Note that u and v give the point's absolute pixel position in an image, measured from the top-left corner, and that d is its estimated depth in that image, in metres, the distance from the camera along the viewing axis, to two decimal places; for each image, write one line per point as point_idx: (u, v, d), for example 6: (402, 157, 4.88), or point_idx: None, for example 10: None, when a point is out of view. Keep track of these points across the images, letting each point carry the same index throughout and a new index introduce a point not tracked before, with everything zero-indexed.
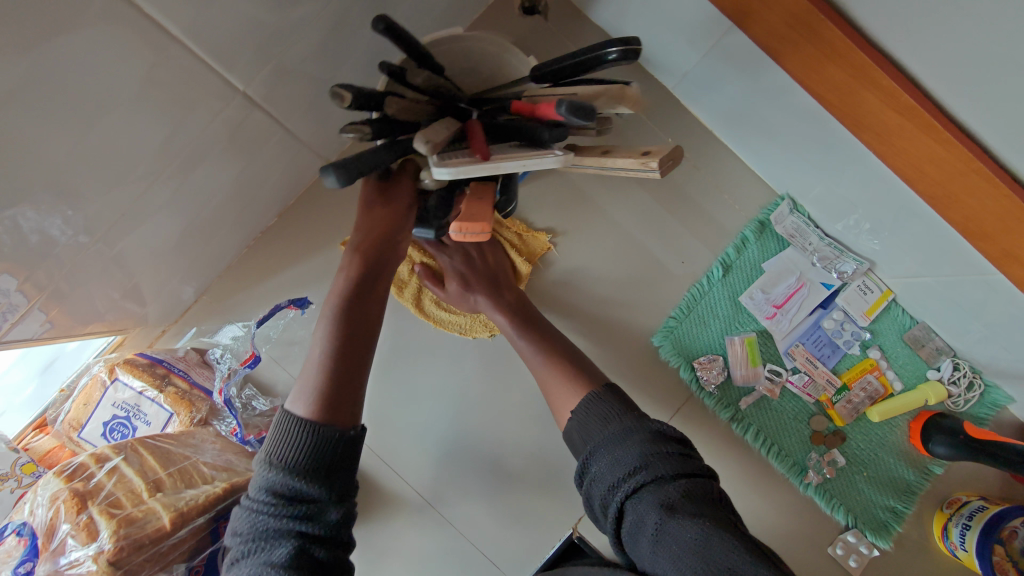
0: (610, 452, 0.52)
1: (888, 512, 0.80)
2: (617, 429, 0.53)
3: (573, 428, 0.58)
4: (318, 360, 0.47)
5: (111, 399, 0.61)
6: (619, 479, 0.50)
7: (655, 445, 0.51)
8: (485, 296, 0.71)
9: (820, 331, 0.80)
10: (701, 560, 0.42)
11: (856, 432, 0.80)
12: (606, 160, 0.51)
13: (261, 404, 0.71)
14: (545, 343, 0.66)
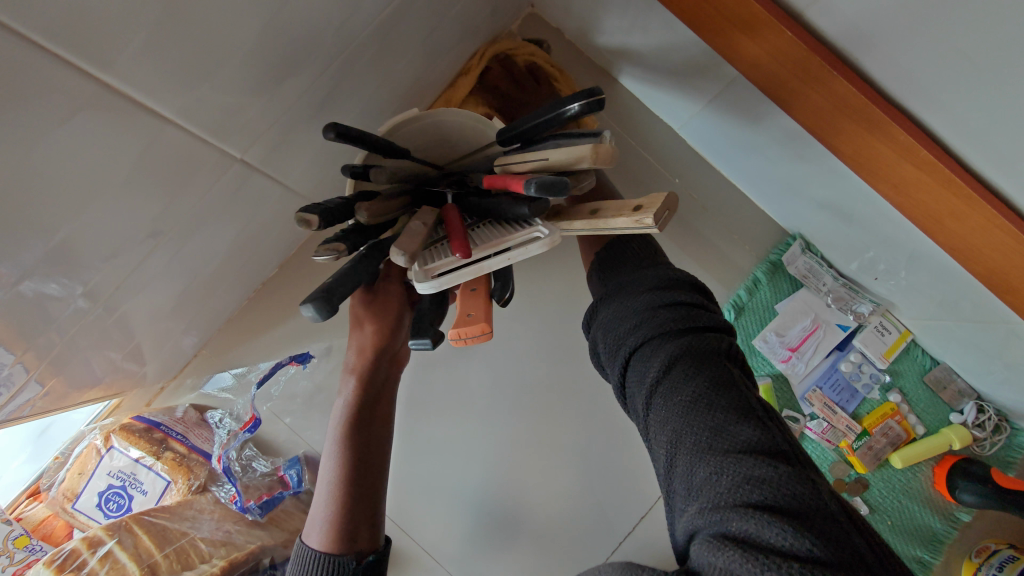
0: (621, 305, 0.48)
1: (915, 563, 0.77)
2: (631, 283, 0.50)
3: (597, 283, 0.55)
4: (328, 483, 0.51)
5: (106, 467, 0.59)
6: (625, 333, 0.46)
7: (674, 299, 0.46)
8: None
9: (838, 373, 0.78)
10: (687, 423, 0.39)
11: (878, 479, 0.77)
12: (598, 222, 0.44)
13: (263, 464, 0.65)
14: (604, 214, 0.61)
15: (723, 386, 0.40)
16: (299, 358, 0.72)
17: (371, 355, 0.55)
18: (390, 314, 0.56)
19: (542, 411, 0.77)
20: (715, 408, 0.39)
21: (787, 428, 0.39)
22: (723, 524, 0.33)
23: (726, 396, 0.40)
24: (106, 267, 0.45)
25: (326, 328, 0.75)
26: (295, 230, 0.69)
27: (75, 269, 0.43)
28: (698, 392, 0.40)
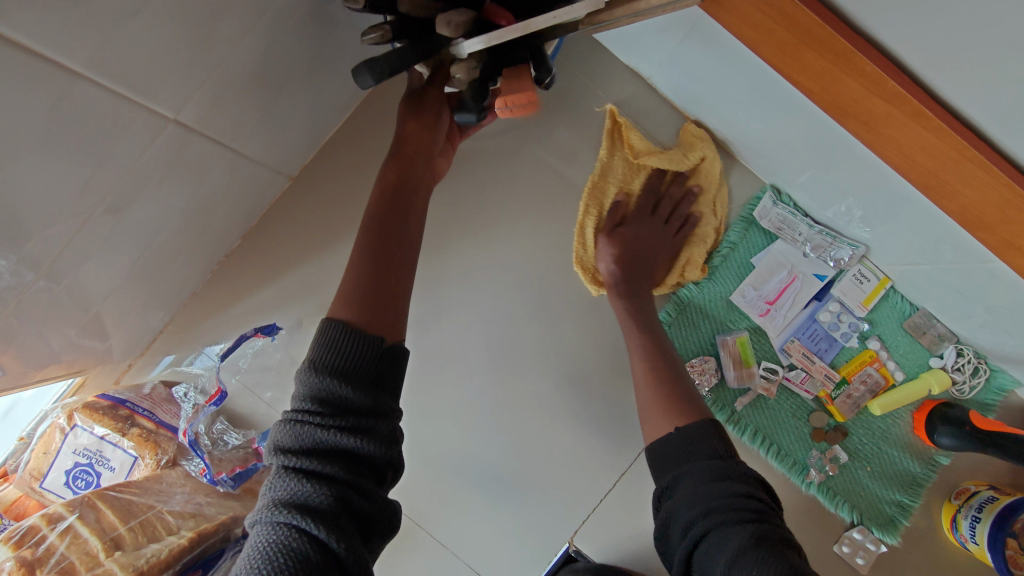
0: (697, 483, 0.53)
1: (894, 506, 0.77)
2: (707, 465, 0.54)
3: (659, 453, 0.59)
4: (352, 271, 0.51)
5: (71, 445, 0.58)
6: (698, 512, 0.51)
7: (751, 489, 0.51)
8: (618, 276, 0.72)
9: (816, 324, 0.76)
10: None
11: (858, 427, 0.77)
12: (638, 6, 0.53)
13: (234, 438, 0.68)
14: (660, 358, 0.67)
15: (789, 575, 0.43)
16: (265, 330, 0.68)
17: (410, 150, 0.58)
18: (431, 114, 0.58)
19: (517, 373, 0.77)
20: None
21: None
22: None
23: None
24: (39, 236, 0.43)
25: (294, 298, 0.74)
26: (254, 198, 0.68)
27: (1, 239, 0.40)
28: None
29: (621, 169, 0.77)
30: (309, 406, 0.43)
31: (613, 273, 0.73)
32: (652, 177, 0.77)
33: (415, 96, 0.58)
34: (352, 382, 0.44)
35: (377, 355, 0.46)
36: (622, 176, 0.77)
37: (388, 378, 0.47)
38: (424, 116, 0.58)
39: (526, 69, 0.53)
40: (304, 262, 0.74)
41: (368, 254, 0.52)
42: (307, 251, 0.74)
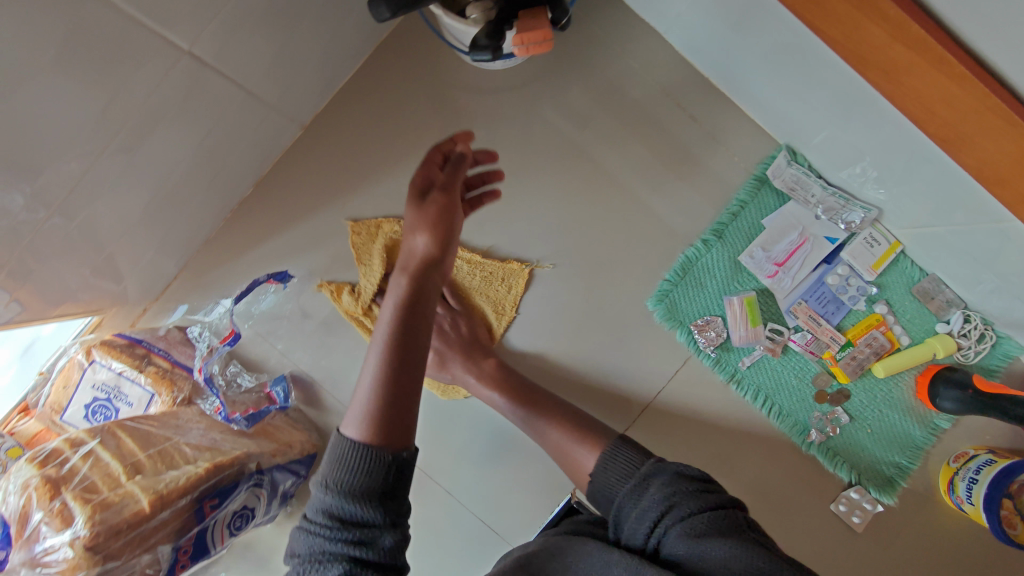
0: (636, 508, 0.49)
1: (892, 468, 0.78)
2: (637, 483, 0.50)
3: (594, 487, 0.54)
4: (368, 388, 0.45)
5: (89, 381, 0.60)
6: (648, 533, 0.47)
7: (672, 488, 0.48)
8: (464, 368, 0.72)
9: (824, 287, 0.76)
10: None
11: (861, 389, 0.77)
12: None
13: (247, 380, 0.72)
14: (538, 406, 0.67)
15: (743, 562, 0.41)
16: (280, 275, 0.73)
17: (418, 262, 0.53)
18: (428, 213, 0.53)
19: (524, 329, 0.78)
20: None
21: None
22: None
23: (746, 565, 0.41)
24: (51, 169, 0.44)
25: (304, 247, 0.74)
26: (266, 145, 0.68)
27: (13, 168, 0.41)
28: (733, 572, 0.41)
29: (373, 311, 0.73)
30: (320, 520, 0.42)
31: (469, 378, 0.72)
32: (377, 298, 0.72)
33: (419, 197, 0.54)
34: (360, 496, 0.42)
35: (387, 471, 0.43)
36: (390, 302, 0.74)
37: (402, 489, 0.44)
38: (428, 215, 0.53)
39: (542, 10, 0.52)
40: (315, 212, 0.74)
41: (381, 365, 0.46)
42: (318, 203, 0.74)
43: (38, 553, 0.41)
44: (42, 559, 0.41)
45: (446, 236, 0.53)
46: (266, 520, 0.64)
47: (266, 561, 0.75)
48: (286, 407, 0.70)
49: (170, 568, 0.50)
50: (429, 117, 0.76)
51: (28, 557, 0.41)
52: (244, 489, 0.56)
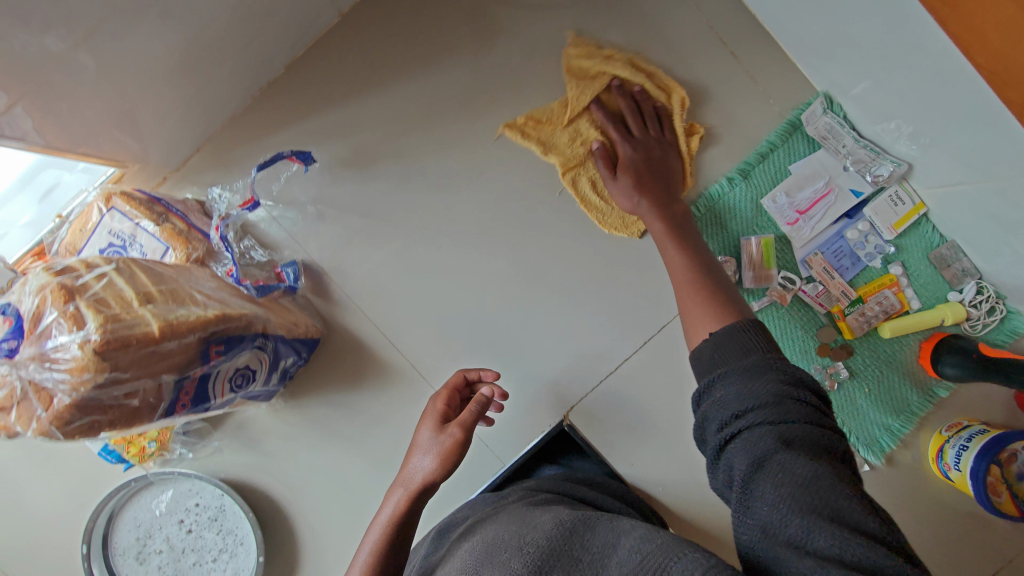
0: (739, 384, 0.43)
1: (884, 430, 0.79)
2: (757, 361, 0.45)
3: (705, 351, 0.50)
4: (364, 560, 0.57)
5: (106, 227, 0.60)
6: (734, 415, 0.42)
7: (786, 390, 0.41)
8: (648, 198, 0.69)
9: (842, 241, 0.76)
10: (796, 503, 0.34)
11: (863, 347, 0.78)
12: None
13: (260, 255, 0.73)
14: (696, 262, 0.61)
15: (819, 492, 0.34)
16: (301, 155, 0.68)
17: (419, 480, 0.61)
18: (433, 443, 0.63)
19: (538, 248, 0.76)
20: (796, 522, 0.34)
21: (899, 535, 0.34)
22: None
23: (820, 501, 0.34)
24: None
25: (328, 136, 0.74)
26: (300, 20, 0.68)
27: None
28: (800, 506, 0.34)
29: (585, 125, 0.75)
30: None
31: (643, 205, 0.69)
32: (596, 109, 0.74)
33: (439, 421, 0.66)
34: None
35: None
36: (562, 131, 0.75)
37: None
38: (436, 443, 0.63)
39: None
40: (343, 101, 0.74)
41: (370, 559, 0.57)
42: (345, 93, 0.74)
43: (49, 350, 0.41)
44: (53, 356, 0.41)
45: (452, 469, 0.62)
46: (268, 389, 0.66)
47: (258, 442, 0.76)
48: (295, 289, 0.71)
49: (172, 402, 0.51)
50: (467, 20, 0.74)
51: (37, 353, 0.41)
52: (249, 345, 0.57)
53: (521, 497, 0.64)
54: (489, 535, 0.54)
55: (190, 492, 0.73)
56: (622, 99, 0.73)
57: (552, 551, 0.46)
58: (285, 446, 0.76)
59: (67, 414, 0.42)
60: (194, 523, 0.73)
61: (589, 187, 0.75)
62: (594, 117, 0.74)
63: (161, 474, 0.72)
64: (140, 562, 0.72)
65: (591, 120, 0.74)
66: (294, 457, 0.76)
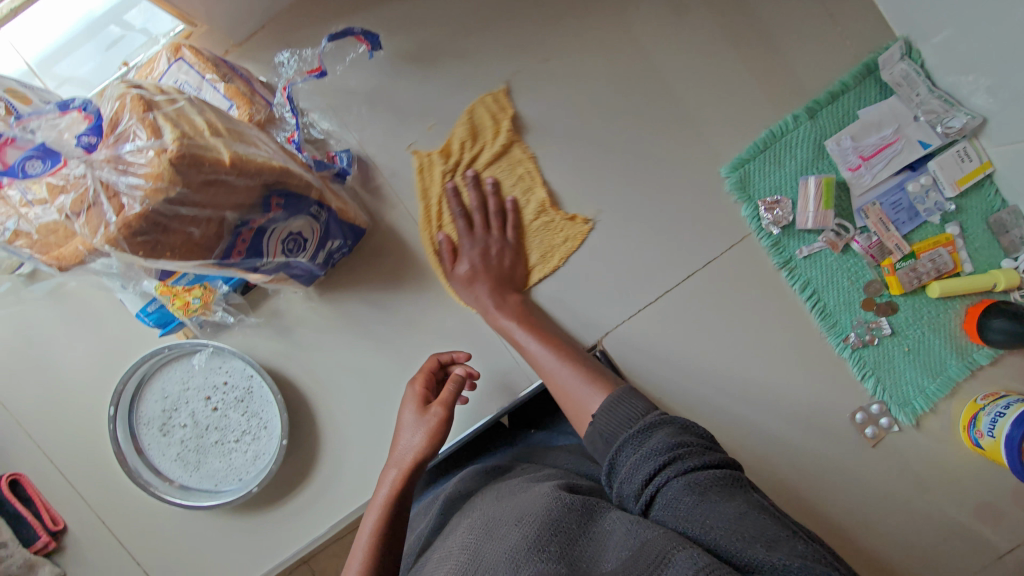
0: (636, 449, 0.49)
1: (918, 393, 0.78)
2: (642, 426, 0.51)
3: (595, 430, 0.56)
4: (365, 543, 0.61)
5: (172, 77, 0.59)
6: (644, 476, 0.47)
7: (678, 441, 0.48)
8: (489, 296, 0.71)
9: (902, 194, 0.74)
10: (727, 533, 0.41)
11: (908, 306, 0.76)
12: None
13: (318, 132, 0.73)
14: (552, 349, 0.67)
15: (751, 524, 0.41)
16: (370, 38, 0.69)
17: (411, 458, 0.66)
18: (413, 426, 0.68)
19: (589, 169, 0.76)
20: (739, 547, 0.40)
21: (808, 539, 0.41)
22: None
23: (746, 528, 0.41)
24: None
25: (395, 29, 0.73)
26: None
27: None
28: (733, 536, 0.41)
29: (438, 212, 0.76)
30: None
31: (478, 299, 0.72)
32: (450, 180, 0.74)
33: (423, 401, 0.69)
34: None
35: None
36: (426, 179, 0.74)
37: None
38: (424, 421, 0.67)
39: None
40: None
41: (371, 540, 0.61)
42: None
43: (126, 152, 0.41)
44: (128, 158, 0.41)
45: (439, 444, 0.67)
46: (313, 267, 0.65)
47: (291, 332, 0.76)
48: (346, 176, 0.71)
49: (229, 245, 0.50)
50: None
51: (113, 154, 0.41)
52: (306, 209, 0.57)
53: (513, 475, 0.68)
54: (487, 514, 0.56)
55: (220, 369, 0.73)
56: (472, 189, 0.74)
57: (555, 526, 0.47)
58: (316, 339, 0.76)
59: (136, 224, 0.42)
60: (221, 401, 0.73)
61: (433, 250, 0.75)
62: (450, 183, 0.74)
63: (192, 347, 0.72)
64: (164, 435, 0.73)
65: (438, 183, 0.75)
66: (324, 351, 0.76)
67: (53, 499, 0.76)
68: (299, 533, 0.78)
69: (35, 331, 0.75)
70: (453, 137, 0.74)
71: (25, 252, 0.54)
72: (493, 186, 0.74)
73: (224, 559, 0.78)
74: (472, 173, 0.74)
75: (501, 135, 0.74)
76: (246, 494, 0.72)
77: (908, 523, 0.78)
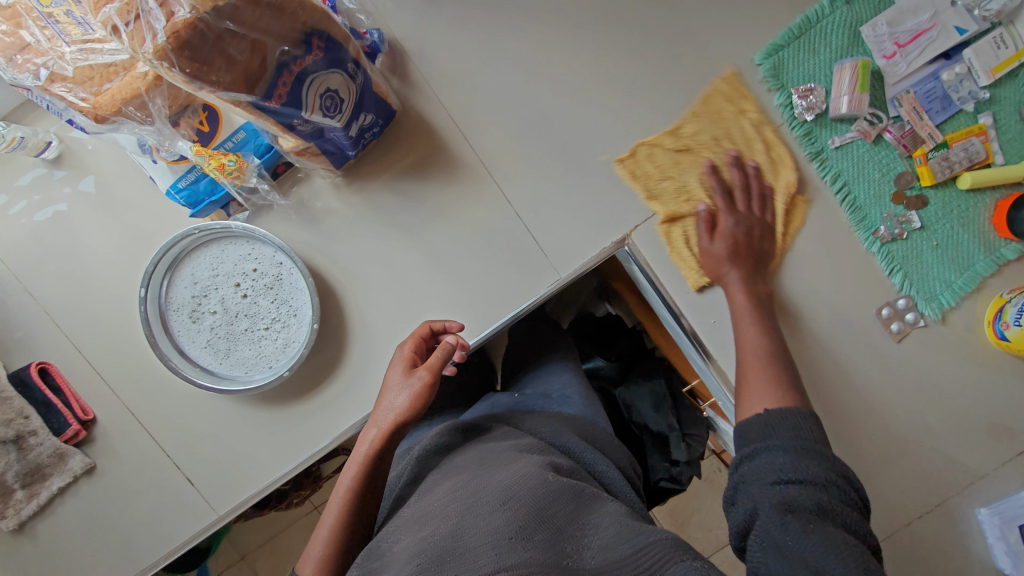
0: (787, 455, 0.52)
1: (945, 287, 0.78)
2: (806, 445, 0.52)
3: (756, 423, 0.57)
4: (344, 496, 0.65)
5: None
6: (785, 477, 0.50)
7: (833, 476, 0.49)
8: (737, 274, 0.72)
9: (936, 82, 0.73)
10: (827, 539, 0.44)
11: (938, 199, 0.76)
12: None
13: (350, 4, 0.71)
14: (769, 338, 0.67)
15: (848, 544, 0.43)
16: None
17: (393, 419, 0.68)
18: (400, 388, 0.70)
19: (622, 54, 0.74)
20: (818, 548, 0.43)
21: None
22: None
23: (845, 545, 0.43)
24: None
25: None
26: None
27: None
28: (829, 542, 0.43)
29: (699, 185, 0.76)
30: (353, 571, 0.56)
31: (717, 272, 0.73)
32: (707, 172, 0.75)
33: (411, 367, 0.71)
34: None
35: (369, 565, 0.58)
36: (668, 174, 0.76)
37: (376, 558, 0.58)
38: (411, 385, 0.69)
39: None
40: None
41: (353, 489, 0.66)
42: None
43: None
44: None
45: (422, 407, 0.69)
46: (346, 141, 0.64)
47: (319, 222, 0.75)
48: (378, 51, 0.71)
49: (271, 83, 0.49)
50: None
51: None
52: (343, 63, 0.56)
53: (491, 442, 0.69)
54: (470, 481, 0.59)
55: (250, 256, 0.72)
56: (733, 170, 0.74)
57: (552, 507, 0.53)
58: (344, 229, 0.75)
59: (184, 32, 0.42)
60: (250, 288, 0.73)
61: (680, 239, 0.76)
62: (708, 179, 0.75)
63: (222, 232, 0.71)
64: (194, 322, 0.73)
65: (699, 181, 0.76)
66: (352, 242, 0.76)
67: (82, 389, 0.77)
68: (327, 427, 0.78)
69: (61, 218, 0.75)
70: (689, 173, 0.76)
71: (61, 101, 0.53)
72: (737, 157, 0.75)
73: (252, 451, 0.79)
74: (712, 162, 0.75)
75: (750, 130, 0.75)
76: (275, 380, 0.72)
77: (916, 414, 0.81)
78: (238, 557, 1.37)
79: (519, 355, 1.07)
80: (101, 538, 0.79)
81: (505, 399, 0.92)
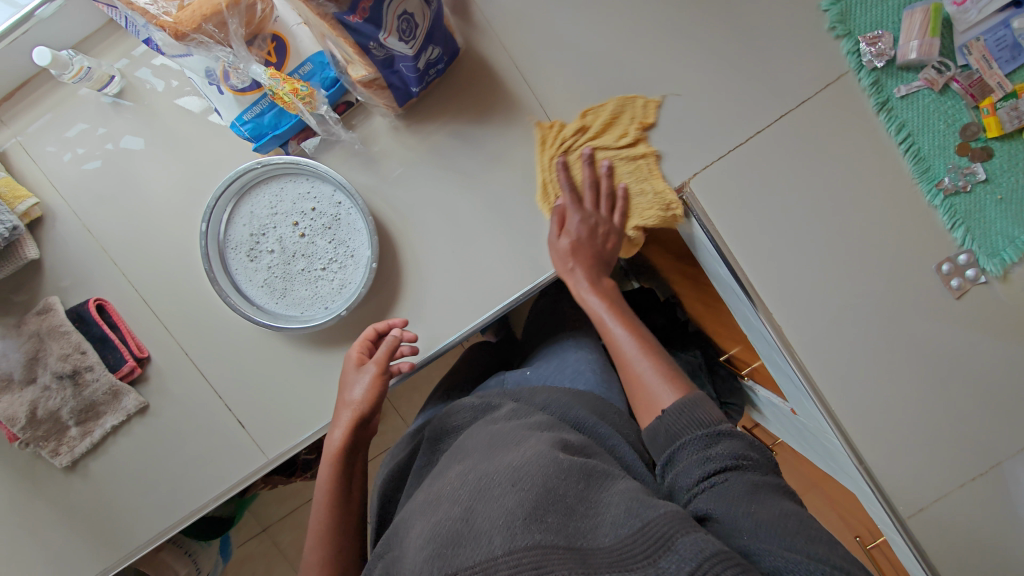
0: (701, 450, 0.56)
1: (1010, 243, 0.75)
2: (708, 433, 0.57)
3: (660, 427, 0.61)
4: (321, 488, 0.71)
5: None
6: (706, 472, 0.54)
7: (741, 452, 0.55)
8: (583, 273, 0.74)
9: (1006, 31, 0.71)
10: (763, 522, 0.48)
11: (1006, 151, 0.73)
12: None
13: None
14: (636, 333, 0.72)
15: (781, 517, 0.49)
16: None
17: (352, 413, 0.72)
18: (349, 386, 0.73)
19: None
20: (762, 532, 0.48)
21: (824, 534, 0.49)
22: (585, 568, 0.44)
23: (781, 520, 0.48)
24: None
25: None
26: None
27: None
28: (767, 524, 0.48)
29: (549, 182, 0.76)
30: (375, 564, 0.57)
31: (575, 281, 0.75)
32: (583, 160, 0.75)
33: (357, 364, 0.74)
34: None
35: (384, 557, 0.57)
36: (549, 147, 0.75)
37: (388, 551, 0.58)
38: (362, 381, 0.72)
39: None
40: None
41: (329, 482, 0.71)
42: None
43: None
44: None
45: (378, 399, 0.72)
46: (412, 75, 0.64)
47: (378, 164, 0.75)
48: None
49: None
50: None
51: None
52: None
53: (500, 420, 0.68)
54: (477, 464, 0.57)
55: (308, 195, 0.72)
56: (587, 168, 0.75)
57: (560, 489, 0.50)
58: (402, 172, 0.75)
59: None
60: (308, 227, 0.73)
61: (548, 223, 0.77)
62: (582, 159, 0.75)
63: (281, 168, 0.71)
64: (251, 260, 0.73)
65: (546, 156, 0.75)
66: (408, 185, 0.75)
67: (137, 328, 0.77)
68: None
69: (122, 155, 0.75)
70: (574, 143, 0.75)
71: (143, 17, 0.54)
72: (591, 153, 0.75)
73: (303, 395, 0.79)
74: (561, 156, 0.75)
75: (608, 128, 0.75)
76: (332, 320, 0.73)
77: (975, 373, 0.79)
78: (260, 529, 1.37)
79: (548, 322, 1.05)
80: (149, 479, 0.80)
81: (516, 374, 0.89)
